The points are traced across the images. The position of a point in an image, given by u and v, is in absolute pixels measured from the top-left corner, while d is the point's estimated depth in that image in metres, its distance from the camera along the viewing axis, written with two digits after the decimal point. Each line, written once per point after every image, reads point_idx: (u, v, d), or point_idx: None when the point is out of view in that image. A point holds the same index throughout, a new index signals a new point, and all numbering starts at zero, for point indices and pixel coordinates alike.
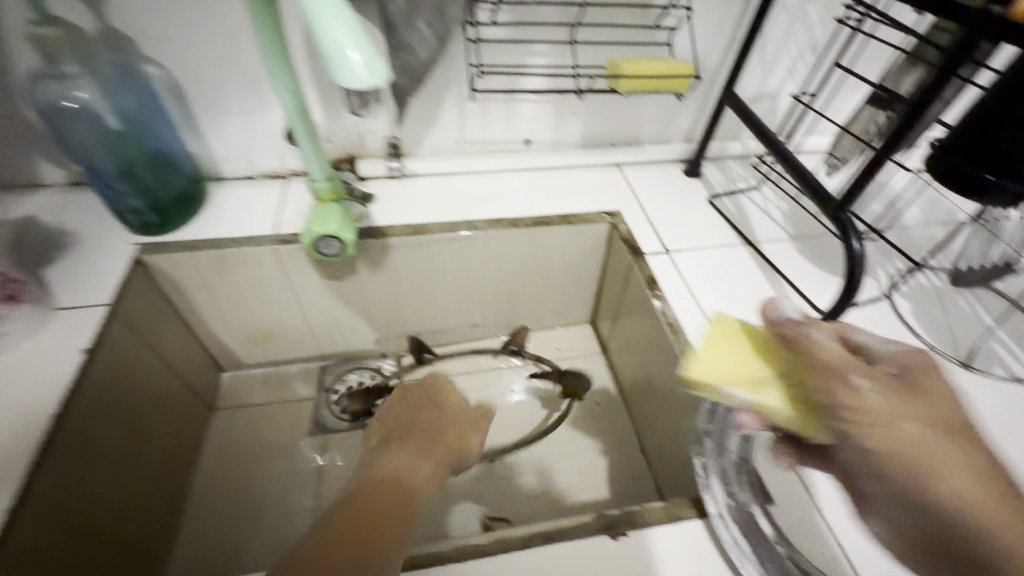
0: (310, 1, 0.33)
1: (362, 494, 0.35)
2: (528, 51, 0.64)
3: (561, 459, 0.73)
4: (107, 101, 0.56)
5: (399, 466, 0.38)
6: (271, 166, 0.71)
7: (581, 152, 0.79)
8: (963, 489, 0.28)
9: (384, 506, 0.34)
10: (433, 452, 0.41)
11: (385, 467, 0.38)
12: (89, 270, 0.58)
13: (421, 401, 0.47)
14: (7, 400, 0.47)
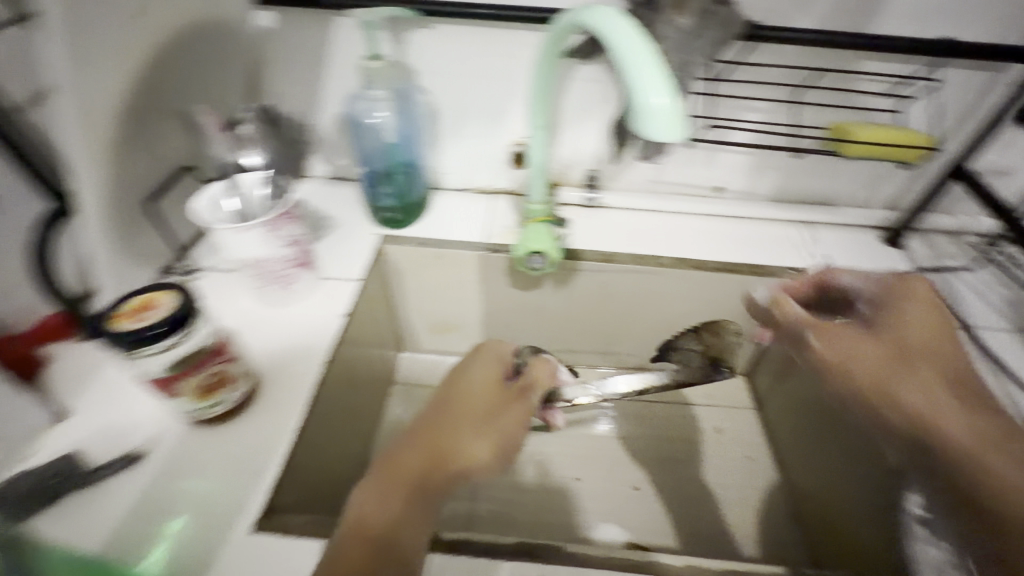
0: (633, 61, 0.41)
1: (341, 550, 0.37)
2: (748, 107, 0.67)
3: (708, 506, 0.72)
4: (394, 119, 0.68)
5: (366, 503, 0.40)
6: (484, 183, 0.81)
7: (771, 206, 0.79)
8: (960, 441, 0.46)
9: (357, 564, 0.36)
10: (390, 474, 0.42)
11: (357, 508, 0.40)
12: (345, 251, 0.71)
13: (433, 422, 0.47)
14: (292, 342, 0.59)
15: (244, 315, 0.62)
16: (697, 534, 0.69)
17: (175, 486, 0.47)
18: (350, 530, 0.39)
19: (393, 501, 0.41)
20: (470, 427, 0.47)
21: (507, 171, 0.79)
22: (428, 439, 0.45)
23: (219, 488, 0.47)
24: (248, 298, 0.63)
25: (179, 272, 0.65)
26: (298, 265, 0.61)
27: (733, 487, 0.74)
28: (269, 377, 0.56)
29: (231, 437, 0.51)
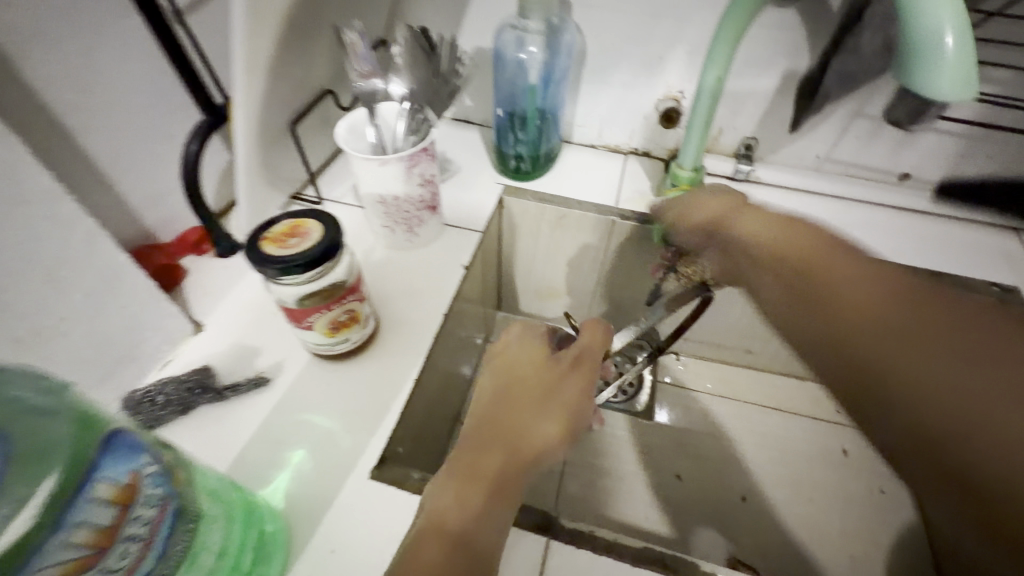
0: None
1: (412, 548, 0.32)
2: (982, 76, 0.53)
3: (827, 535, 0.64)
4: (544, 57, 0.61)
5: (442, 498, 0.34)
6: (618, 141, 0.73)
7: (971, 204, 0.65)
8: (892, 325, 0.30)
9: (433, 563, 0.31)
10: (464, 464, 0.36)
11: (431, 504, 0.34)
12: (467, 199, 0.67)
13: (497, 401, 0.40)
14: (413, 289, 0.57)
15: (366, 254, 0.60)
16: (811, 562, 0.62)
17: (298, 418, 0.47)
18: (424, 529, 0.33)
19: (467, 497, 0.34)
20: (538, 405, 0.39)
21: (648, 130, 0.70)
22: (493, 419, 0.38)
23: (339, 427, 0.46)
24: (371, 236, 0.62)
25: (306, 200, 0.64)
26: (428, 208, 0.57)
27: (859, 520, 0.65)
28: (389, 322, 0.54)
29: (352, 377, 0.50)
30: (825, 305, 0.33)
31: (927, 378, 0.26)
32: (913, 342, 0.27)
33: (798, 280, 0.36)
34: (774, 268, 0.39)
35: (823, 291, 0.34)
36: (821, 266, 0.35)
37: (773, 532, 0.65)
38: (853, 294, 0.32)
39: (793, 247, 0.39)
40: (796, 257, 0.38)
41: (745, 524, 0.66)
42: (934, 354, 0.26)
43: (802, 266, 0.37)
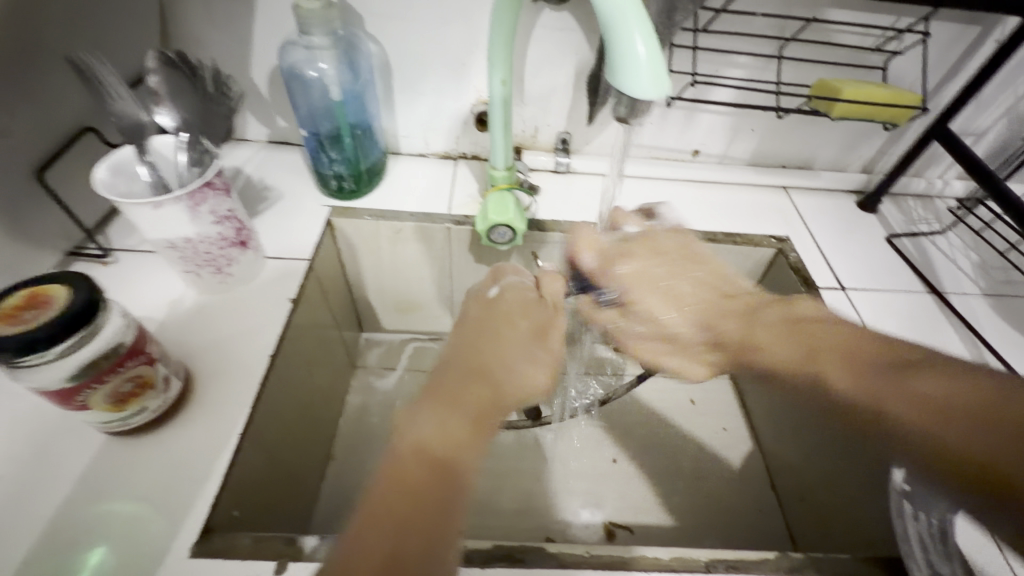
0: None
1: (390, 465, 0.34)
2: (730, 62, 0.62)
3: (686, 478, 0.71)
4: (339, 73, 0.59)
5: (424, 431, 0.37)
6: (445, 148, 0.74)
7: (748, 170, 0.76)
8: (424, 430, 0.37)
9: (421, 482, 0.33)
10: (452, 409, 0.38)
11: (408, 430, 0.37)
12: (292, 227, 0.63)
13: (466, 354, 0.44)
14: (231, 335, 0.52)
15: (174, 305, 0.54)
16: (669, 508, 0.68)
17: (95, 509, 0.41)
18: (411, 450, 0.35)
19: (448, 425, 0.37)
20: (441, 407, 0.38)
21: (470, 135, 0.72)
22: (465, 361, 0.43)
23: (148, 510, 0.41)
24: (177, 283, 0.55)
25: (92, 254, 0.56)
26: (235, 245, 0.53)
27: (709, 460, 0.72)
28: (205, 373, 0.49)
29: (164, 444, 0.44)
30: (428, 497, 0.33)
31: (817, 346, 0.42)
32: (848, 349, 0.40)
33: (467, 391, 0.40)
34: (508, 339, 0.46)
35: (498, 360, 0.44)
36: (456, 472, 0.35)
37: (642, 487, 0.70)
38: (787, 358, 0.43)
39: (463, 412, 0.39)
40: (414, 463, 0.34)
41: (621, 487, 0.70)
42: (836, 353, 0.40)
43: (413, 492, 0.32)
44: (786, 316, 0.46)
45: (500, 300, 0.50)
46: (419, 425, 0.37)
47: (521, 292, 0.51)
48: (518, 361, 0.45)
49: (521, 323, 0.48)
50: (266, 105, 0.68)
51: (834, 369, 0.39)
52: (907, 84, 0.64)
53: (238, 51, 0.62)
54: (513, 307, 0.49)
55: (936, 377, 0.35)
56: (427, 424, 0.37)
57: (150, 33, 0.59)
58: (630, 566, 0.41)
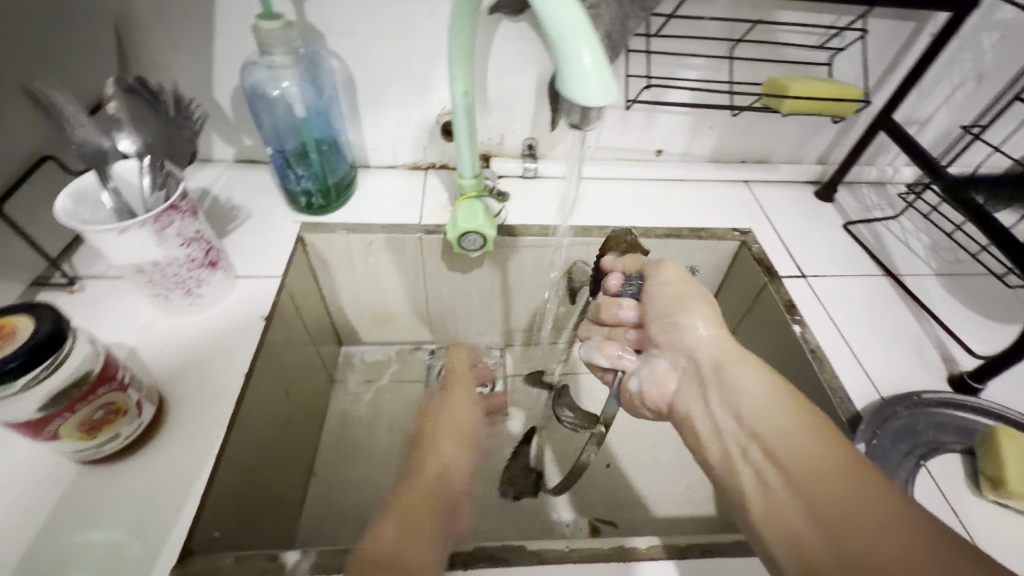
0: (553, 12, 0.35)
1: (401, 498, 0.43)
2: (684, 64, 0.64)
3: (667, 470, 0.72)
4: (301, 90, 0.59)
5: (439, 467, 0.48)
6: (413, 158, 0.74)
7: (710, 166, 0.78)
8: (447, 472, 0.48)
9: (419, 503, 0.43)
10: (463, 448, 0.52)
11: (432, 467, 0.48)
12: (262, 245, 0.64)
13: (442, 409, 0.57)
14: (204, 356, 0.52)
15: (146, 329, 0.54)
16: (652, 500, 0.69)
17: (72, 540, 0.40)
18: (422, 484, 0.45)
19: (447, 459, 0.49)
20: (440, 449, 0.50)
21: (437, 145, 0.73)
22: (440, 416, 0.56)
23: (125, 536, 0.41)
24: (147, 307, 0.55)
25: (58, 283, 0.55)
26: (204, 267, 0.53)
27: (688, 450, 0.74)
28: (180, 396, 0.49)
29: (140, 470, 0.44)
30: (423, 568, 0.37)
31: (819, 506, 0.31)
32: (769, 446, 0.36)
33: (423, 492, 0.44)
34: (449, 416, 0.55)
35: (446, 431, 0.53)
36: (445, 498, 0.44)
37: (624, 480, 0.71)
38: (747, 404, 0.38)
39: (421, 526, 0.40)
40: (418, 508, 0.42)
41: (604, 482, 0.71)
42: (784, 416, 0.36)
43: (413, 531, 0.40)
44: (770, 387, 0.39)
45: (452, 409, 0.57)
46: (390, 538, 0.38)
47: (465, 412, 0.58)
48: (452, 453, 0.50)
49: (452, 439, 0.52)
50: (231, 125, 0.68)
51: (750, 470, 0.36)
52: (852, 78, 0.68)
53: (198, 72, 0.62)
54: (459, 414, 0.56)
55: (824, 450, 0.34)
56: (392, 529, 0.39)
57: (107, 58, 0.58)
58: (617, 556, 0.43)
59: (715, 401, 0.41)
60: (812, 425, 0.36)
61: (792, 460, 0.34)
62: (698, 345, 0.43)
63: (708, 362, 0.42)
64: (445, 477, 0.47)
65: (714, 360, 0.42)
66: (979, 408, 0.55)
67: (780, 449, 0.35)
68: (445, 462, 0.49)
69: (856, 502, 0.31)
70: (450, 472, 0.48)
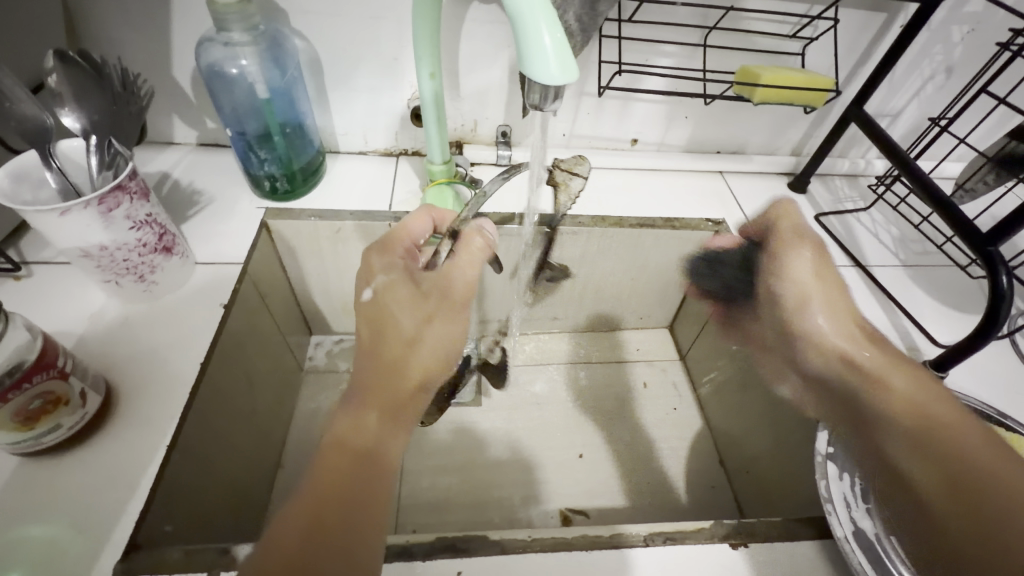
0: None
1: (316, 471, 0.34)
2: (658, 52, 0.64)
3: (640, 459, 0.72)
4: (263, 70, 0.57)
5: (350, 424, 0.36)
6: (385, 144, 0.73)
7: (685, 157, 0.78)
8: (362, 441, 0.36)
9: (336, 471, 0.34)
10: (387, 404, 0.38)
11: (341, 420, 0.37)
12: (224, 231, 0.62)
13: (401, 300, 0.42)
14: (157, 344, 0.50)
15: (96, 317, 0.51)
16: (624, 489, 0.69)
17: (8, 536, 0.38)
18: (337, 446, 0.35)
19: (362, 423, 0.36)
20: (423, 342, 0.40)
21: (409, 130, 0.71)
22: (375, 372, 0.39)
23: (66, 531, 0.39)
24: (100, 294, 0.53)
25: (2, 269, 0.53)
26: (157, 252, 0.50)
27: (661, 439, 0.74)
28: (130, 385, 0.47)
29: (86, 462, 0.42)
30: (343, 502, 0.33)
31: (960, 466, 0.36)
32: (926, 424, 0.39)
33: (398, 338, 0.40)
34: (421, 339, 0.40)
35: (399, 371, 0.39)
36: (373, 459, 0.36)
37: (596, 470, 0.71)
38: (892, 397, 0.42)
39: (383, 401, 0.38)
40: (333, 462, 0.34)
41: (577, 471, 0.71)
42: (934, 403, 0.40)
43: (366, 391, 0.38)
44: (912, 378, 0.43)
45: (383, 308, 0.41)
46: (344, 423, 0.36)
47: (408, 317, 0.41)
48: (399, 309, 0.41)
49: (400, 333, 0.40)
50: (192, 106, 0.66)
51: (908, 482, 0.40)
52: (824, 69, 0.68)
53: (155, 50, 0.59)
54: (400, 309, 0.41)
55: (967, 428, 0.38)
56: (347, 419, 0.37)
57: (55, 33, 0.56)
58: (577, 545, 0.42)
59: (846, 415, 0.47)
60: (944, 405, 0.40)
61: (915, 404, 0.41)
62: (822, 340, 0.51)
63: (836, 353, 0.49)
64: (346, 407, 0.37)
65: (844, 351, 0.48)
66: None
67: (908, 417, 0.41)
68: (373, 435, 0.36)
69: (937, 441, 0.38)
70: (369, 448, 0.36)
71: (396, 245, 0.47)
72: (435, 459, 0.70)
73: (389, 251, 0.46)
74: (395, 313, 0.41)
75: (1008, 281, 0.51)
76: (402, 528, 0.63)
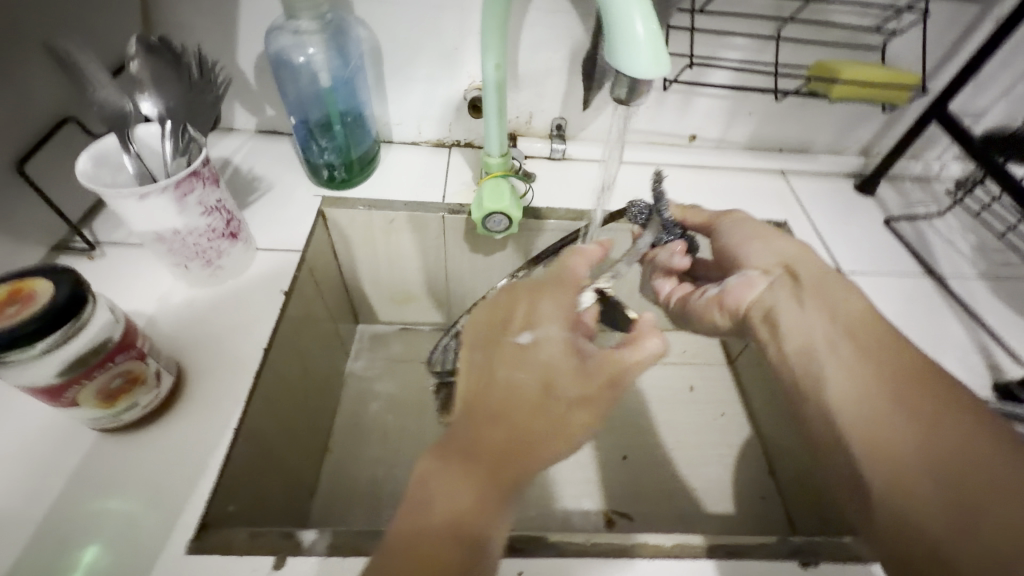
0: None
1: (415, 547, 0.30)
2: (727, 44, 0.61)
3: (687, 465, 0.70)
4: (327, 58, 0.57)
5: (460, 504, 0.32)
6: (438, 135, 0.72)
7: (745, 154, 0.75)
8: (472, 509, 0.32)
9: (442, 563, 0.29)
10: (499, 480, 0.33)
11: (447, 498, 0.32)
12: (283, 218, 0.62)
13: (562, 364, 0.38)
14: (222, 328, 0.52)
15: (165, 299, 0.53)
16: (670, 495, 0.67)
17: (88, 508, 0.40)
18: (445, 529, 0.31)
19: (485, 500, 0.32)
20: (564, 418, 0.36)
21: (464, 121, 0.70)
22: (505, 439, 0.34)
23: (142, 507, 0.40)
24: (168, 277, 0.54)
25: (79, 249, 0.55)
26: (224, 237, 0.51)
27: (707, 446, 0.72)
28: (198, 367, 0.49)
29: (158, 440, 0.44)
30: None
31: (880, 394, 0.37)
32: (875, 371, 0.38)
33: (535, 395, 0.36)
34: (564, 413, 0.37)
35: (531, 440, 0.35)
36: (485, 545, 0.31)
37: (641, 473, 0.69)
38: (814, 331, 0.42)
39: (500, 479, 0.33)
40: (444, 550, 0.30)
41: (620, 473, 0.69)
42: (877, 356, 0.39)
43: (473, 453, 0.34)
44: (828, 305, 0.43)
45: (533, 353, 0.38)
46: (449, 496, 0.32)
47: (556, 363, 0.38)
48: (542, 344, 0.38)
49: (535, 382, 0.37)
50: (254, 94, 0.67)
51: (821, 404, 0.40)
52: (906, 64, 0.64)
53: (223, 37, 0.60)
54: (554, 365, 0.38)
55: (893, 358, 0.39)
56: (460, 492, 0.32)
57: (131, 20, 0.57)
58: (636, 554, 0.41)
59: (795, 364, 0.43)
60: (876, 334, 0.40)
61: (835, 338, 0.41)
62: (759, 292, 0.47)
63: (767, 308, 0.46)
64: (468, 476, 0.33)
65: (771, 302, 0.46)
66: (1018, 416, 0.51)
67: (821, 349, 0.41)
68: (498, 517, 0.33)
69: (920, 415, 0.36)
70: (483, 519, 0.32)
71: (571, 287, 0.44)
72: None
73: (562, 294, 0.43)
74: (534, 356, 0.38)
75: None
76: None
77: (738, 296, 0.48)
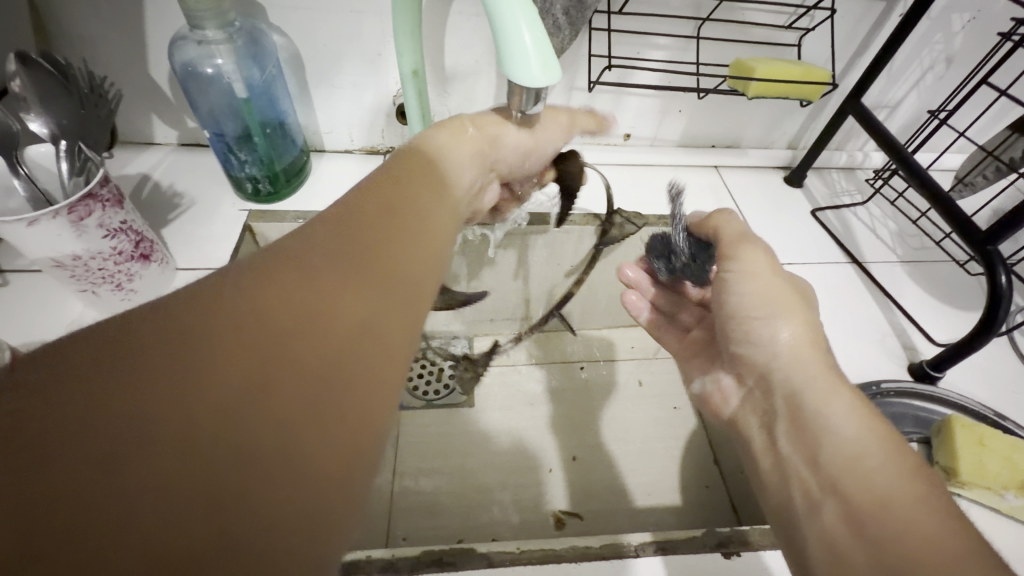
0: None
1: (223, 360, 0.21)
2: (650, 44, 0.62)
3: (635, 459, 0.71)
4: (240, 68, 0.55)
5: (303, 331, 0.23)
6: (371, 142, 0.71)
7: (679, 151, 0.76)
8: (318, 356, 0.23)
9: (278, 396, 0.21)
10: (349, 337, 0.25)
11: (272, 317, 0.23)
12: (206, 234, 0.60)
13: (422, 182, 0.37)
14: None
15: (74, 327, 0.50)
16: (618, 490, 0.68)
17: None
18: (251, 352, 0.22)
19: (323, 349, 0.23)
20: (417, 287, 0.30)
21: (396, 127, 0.69)
22: (342, 287, 0.26)
23: None
24: (77, 304, 0.52)
25: None
26: (134, 259, 0.49)
27: (655, 439, 0.73)
28: None
29: None
30: (295, 426, 0.21)
31: (855, 507, 0.32)
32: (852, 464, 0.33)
33: (411, 248, 0.31)
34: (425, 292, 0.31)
35: (378, 287, 0.28)
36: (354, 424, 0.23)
37: (590, 470, 0.70)
38: (827, 436, 0.35)
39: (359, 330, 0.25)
40: (277, 365, 0.22)
41: (570, 472, 0.70)
42: (879, 464, 0.33)
43: (330, 274, 0.26)
44: (863, 416, 0.35)
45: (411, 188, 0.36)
46: (301, 320, 0.24)
47: (438, 208, 0.37)
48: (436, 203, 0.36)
49: (415, 245, 0.32)
50: (171, 105, 0.64)
51: (819, 532, 0.34)
52: (821, 60, 0.66)
53: (129, 49, 0.57)
54: (428, 207, 0.36)
55: (889, 465, 0.32)
56: (316, 332, 0.24)
57: (23, 32, 0.54)
58: (566, 557, 0.41)
59: (786, 438, 0.38)
60: (892, 452, 0.33)
61: (842, 445, 0.34)
62: (779, 349, 0.41)
63: (789, 373, 0.39)
64: (327, 303, 0.25)
65: (776, 367, 0.40)
66: (937, 398, 0.54)
67: (829, 444, 0.35)
68: (355, 378, 0.24)
69: (895, 523, 0.30)
70: (327, 366, 0.23)
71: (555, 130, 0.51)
72: (427, 462, 0.69)
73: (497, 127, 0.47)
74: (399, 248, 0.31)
75: (1007, 280, 0.49)
76: (393, 536, 0.62)
77: (761, 342, 0.42)
